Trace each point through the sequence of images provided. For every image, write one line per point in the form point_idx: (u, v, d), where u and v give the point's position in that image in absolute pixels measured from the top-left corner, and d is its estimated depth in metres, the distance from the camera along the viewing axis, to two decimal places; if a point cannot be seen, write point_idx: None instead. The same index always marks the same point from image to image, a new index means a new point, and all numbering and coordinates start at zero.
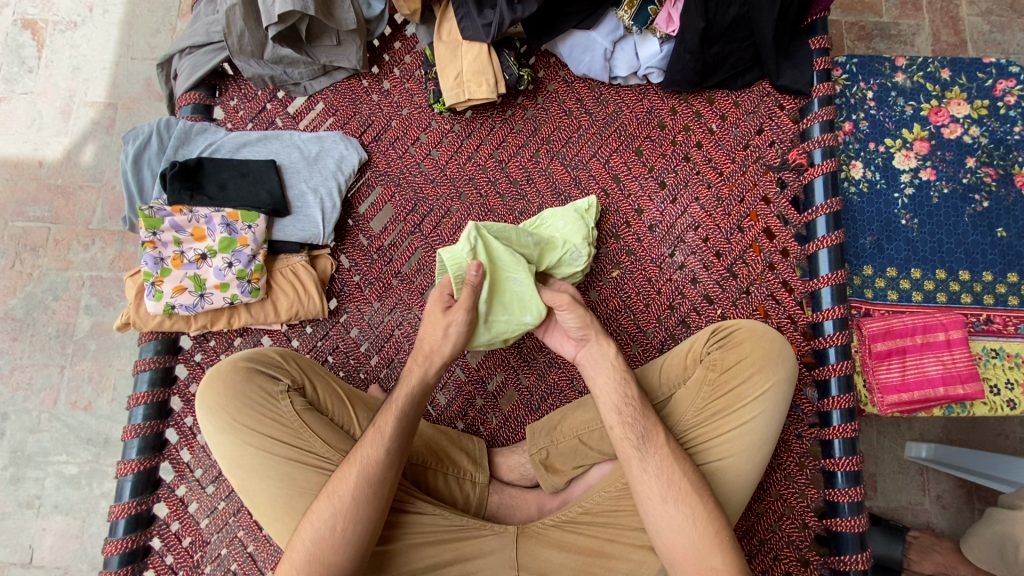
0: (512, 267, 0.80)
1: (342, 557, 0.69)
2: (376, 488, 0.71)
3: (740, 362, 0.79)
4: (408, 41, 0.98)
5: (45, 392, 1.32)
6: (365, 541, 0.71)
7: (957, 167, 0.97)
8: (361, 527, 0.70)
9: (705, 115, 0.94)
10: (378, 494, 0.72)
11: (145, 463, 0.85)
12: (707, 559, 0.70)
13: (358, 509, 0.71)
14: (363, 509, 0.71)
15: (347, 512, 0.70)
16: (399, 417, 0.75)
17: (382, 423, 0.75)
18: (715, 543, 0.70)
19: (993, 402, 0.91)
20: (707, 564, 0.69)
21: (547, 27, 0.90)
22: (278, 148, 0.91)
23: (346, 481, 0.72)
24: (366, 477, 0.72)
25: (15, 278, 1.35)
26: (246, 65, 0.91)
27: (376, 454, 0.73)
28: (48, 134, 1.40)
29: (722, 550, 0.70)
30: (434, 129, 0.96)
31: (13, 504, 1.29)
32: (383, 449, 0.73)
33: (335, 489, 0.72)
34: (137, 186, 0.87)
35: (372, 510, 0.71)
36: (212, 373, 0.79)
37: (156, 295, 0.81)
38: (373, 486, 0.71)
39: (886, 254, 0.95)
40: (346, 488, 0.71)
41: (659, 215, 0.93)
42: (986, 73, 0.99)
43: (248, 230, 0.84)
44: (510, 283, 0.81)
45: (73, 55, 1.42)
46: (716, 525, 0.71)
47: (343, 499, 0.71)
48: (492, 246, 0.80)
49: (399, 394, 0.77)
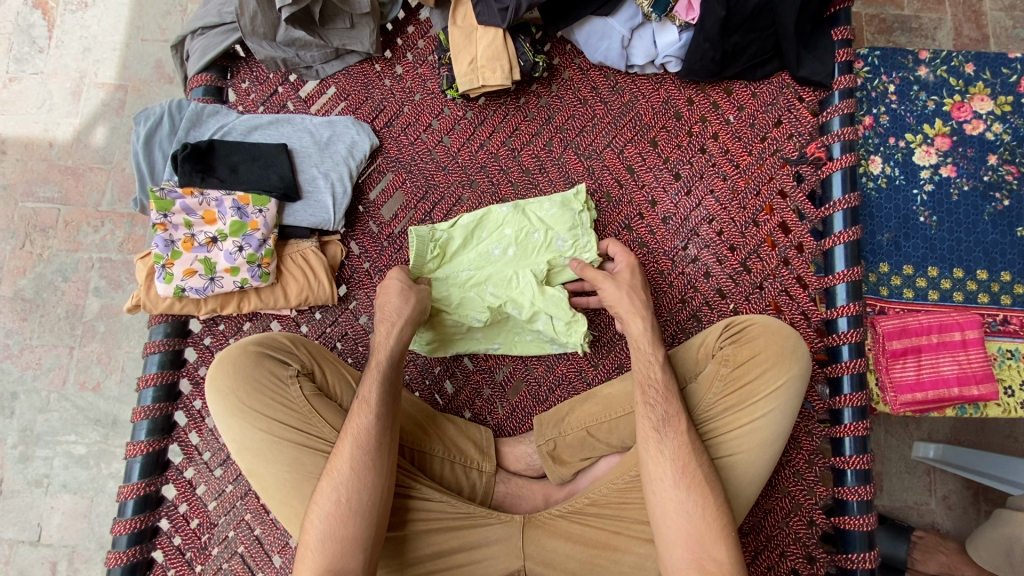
0: (476, 308, 0.87)
1: (353, 527, 0.69)
2: (374, 454, 0.72)
3: (753, 357, 0.78)
4: (422, 25, 0.96)
5: (54, 372, 1.33)
6: (377, 510, 0.71)
7: (979, 164, 0.95)
8: (366, 495, 0.70)
9: (722, 106, 0.93)
10: (377, 461, 0.72)
11: (155, 444, 0.86)
12: (707, 544, 0.69)
13: (361, 478, 0.71)
14: (366, 476, 0.71)
15: (350, 484, 0.70)
16: (380, 383, 0.75)
17: (366, 392, 0.75)
18: (716, 526, 0.70)
19: (1006, 403, 0.90)
20: (707, 537, 0.69)
21: (563, 14, 0.89)
22: (290, 132, 0.90)
23: (343, 454, 0.72)
24: (362, 446, 0.72)
25: (25, 258, 1.35)
26: (258, 48, 0.90)
27: (365, 422, 0.73)
28: (58, 114, 1.39)
29: (723, 535, 0.70)
30: (446, 115, 0.95)
31: (22, 483, 1.30)
32: (372, 416, 0.73)
33: (335, 465, 0.72)
34: (149, 167, 0.87)
35: (378, 477, 0.71)
36: (221, 356, 0.79)
37: (166, 277, 0.81)
38: (372, 454, 0.72)
39: (903, 251, 0.93)
40: (344, 459, 0.72)
41: (673, 207, 0.92)
42: (1010, 69, 0.96)
43: (259, 214, 0.84)
44: (471, 319, 0.87)
45: (84, 36, 1.42)
46: (722, 521, 0.70)
47: (343, 470, 0.71)
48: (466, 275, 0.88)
49: (377, 362, 0.77)
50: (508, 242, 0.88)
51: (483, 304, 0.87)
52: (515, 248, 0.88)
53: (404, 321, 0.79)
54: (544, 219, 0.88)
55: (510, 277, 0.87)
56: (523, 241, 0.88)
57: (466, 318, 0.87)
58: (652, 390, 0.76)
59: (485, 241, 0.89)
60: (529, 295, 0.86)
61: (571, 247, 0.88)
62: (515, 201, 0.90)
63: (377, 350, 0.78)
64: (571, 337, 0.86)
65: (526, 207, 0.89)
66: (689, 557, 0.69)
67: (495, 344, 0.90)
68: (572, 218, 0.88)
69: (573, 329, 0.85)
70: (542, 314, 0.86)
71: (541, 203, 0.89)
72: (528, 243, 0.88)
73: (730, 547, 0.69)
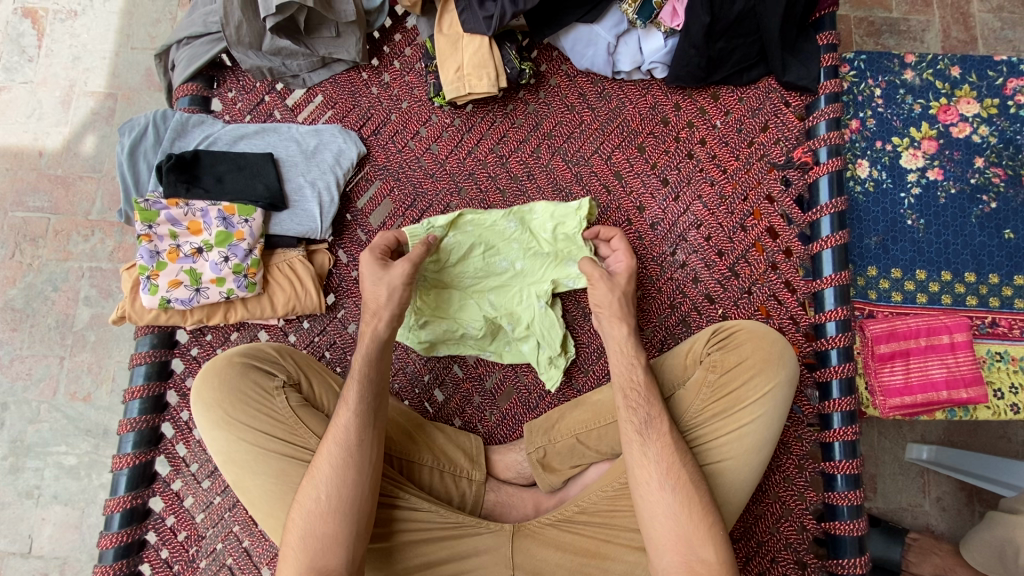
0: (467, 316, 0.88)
1: (334, 524, 0.69)
2: (354, 453, 0.71)
3: (741, 363, 0.78)
4: (409, 33, 0.96)
5: (44, 382, 1.32)
6: (357, 507, 0.70)
7: (966, 166, 0.95)
8: (347, 492, 0.70)
9: (709, 111, 0.93)
10: (358, 459, 0.71)
11: (141, 457, 0.85)
12: (696, 544, 0.69)
13: (341, 475, 0.70)
14: (346, 473, 0.71)
15: (330, 481, 0.70)
16: (359, 382, 0.75)
17: (346, 392, 0.75)
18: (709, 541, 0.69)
19: (996, 406, 0.90)
20: (695, 548, 0.69)
21: (548, 20, 0.88)
22: (276, 142, 0.90)
23: (323, 453, 0.72)
24: (343, 444, 0.72)
25: (15, 268, 1.34)
26: (244, 57, 0.90)
27: (345, 420, 0.73)
28: (48, 124, 1.39)
29: (712, 546, 0.69)
30: (434, 123, 0.95)
31: (12, 494, 1.29)
32: (352, 415, 0.73)
33: (316, 464, 0.72)
34: (133, 178, 0.86)
35: (358, 476, 0.71)
36: (207, 367, 0.79)
37: (152, 289, 0.81)
38: (352, 452, 0.71)
39: (891, 254, 0.93)
40: (325, 458, 0.72)
41: (661, 212, 0.92)
42: (996, 72, 0.97)
43: (245, 224, 0.84)
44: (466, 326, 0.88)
45: (73, 44, 1.41)
46: (710, 518, 0.70)
47: (324, 469, 0.71)
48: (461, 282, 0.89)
49: (357, 362, 0.77)
50: (516, 257, 0.89)
51: (480, 313, 0.88)
52: (522, 265, 0.89)
53: (392, 319, 0.79)
54: (549, 241, 0.89)
55: (513, 290, 0.89)
56: (531, 258, 0.89)
57: (461, 325, 0.88)
58: (639, 397, 0.76)
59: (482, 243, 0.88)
60: (527, 315, 0.88)
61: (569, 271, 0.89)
62: (520, 216, 0.89)
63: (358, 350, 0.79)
64: (551, 371, 0.88)
65: (530, 224, 0.89)
66: (679, 560, 0.69)
67: (488, 353, 0.90)
68: (571, 239, 0.89)
69: (554, 364, 0.88)
70: (533, 337, 0.89)
71: (546, 220, 0.89)
72: (535, 261, 0.89)
73: (721, 548, 0.69)
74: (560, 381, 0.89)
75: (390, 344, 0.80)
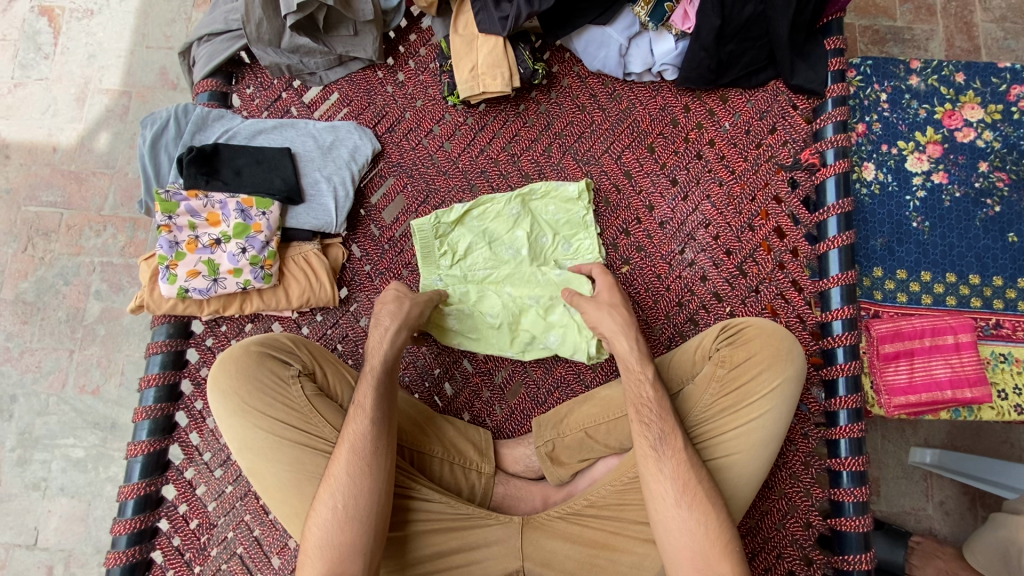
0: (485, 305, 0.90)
1: (352, 534, 0.70)
2: (370, 461, 0.72)
3: (751, 358, 0.79)
4: (424, 33, 0.98)
5: (53, 375, 1.33)
6: (375, 515, 0.71)
7: (970, 171, 0.97)
8: (364, 501, 0.71)
9: (717, 113, 0.95)
10: (373, 466, 0.72)
11: (156, 444, 0.86)
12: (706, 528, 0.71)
13: (357, 484, 0.71)
14: (363, 482, 0.71)
15: (346, 490, 0.71)
16: (374, 389, 0.76)
17: (360, 398, 0.76)
18: (719, 538, 0.71)
19: (1000, 406, 0.91)
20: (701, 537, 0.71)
21: (562, 22, 0.90)
22: (293, 137, 0.92)
23: (339, 461, 0.73)
24: (357, 452, 0.72)
25: (27, 261, 1.36)
26: (263, 54, 0.92)
27: (360, 427, 0.73)
28: (63, 120, 1.41)
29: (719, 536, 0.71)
30: (447, 121, 0.96)
31: (20, 486, 1.30)
32: (367, 420, 0.74)
33: (332, 471, 0.72)
34: (154, 170, 0.88)
35: (374, 483, 0.72)
36: (224, 355, 0.80)
37: (170, 278, 0.82)
38: (366, 461, 0.72)
39: (897, 256, 0.95)
40: (340, 466, 0.72)
41: (670, 211, 0.93)
42: (1000, 78, 0.99)
43: (262, 216, 0.85)
44: (485, 316, 0.90)
45: (90, 43, 1.43)
46: (729, 537, 0.71)
47: (340, 476, 0.72)
48: (476, 274, 0.91)
49: (370, 367, 0.78)
50: (521, 244, 0.91)
51: (496, 304, 0.90)
52: (527, 250, 0.91)
53: (405, 325, 0.80)
54: (551, 221, 0.93)
55: (528, 276, 0.91)
56: (534, 244, 0.92)
57: (479, 314, 0.90)
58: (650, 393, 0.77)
59: (499, 243, 0.92)
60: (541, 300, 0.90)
61: (576, 252, 0.93)
62: (522, 200, 0.92)
63: (370, 355, 0.79)
64: (580, 336, 0.87)
65: (531, 205, 0.92)
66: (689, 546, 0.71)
67: (508, 353, 0.90)
68: (577, 219, 0.92)
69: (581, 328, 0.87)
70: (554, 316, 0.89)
71: (546, 204, 0.92)
72: (538, 246, 0.92)
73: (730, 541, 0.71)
74: (594, 343, 0.87)
75: (405, 347, 0.81)
